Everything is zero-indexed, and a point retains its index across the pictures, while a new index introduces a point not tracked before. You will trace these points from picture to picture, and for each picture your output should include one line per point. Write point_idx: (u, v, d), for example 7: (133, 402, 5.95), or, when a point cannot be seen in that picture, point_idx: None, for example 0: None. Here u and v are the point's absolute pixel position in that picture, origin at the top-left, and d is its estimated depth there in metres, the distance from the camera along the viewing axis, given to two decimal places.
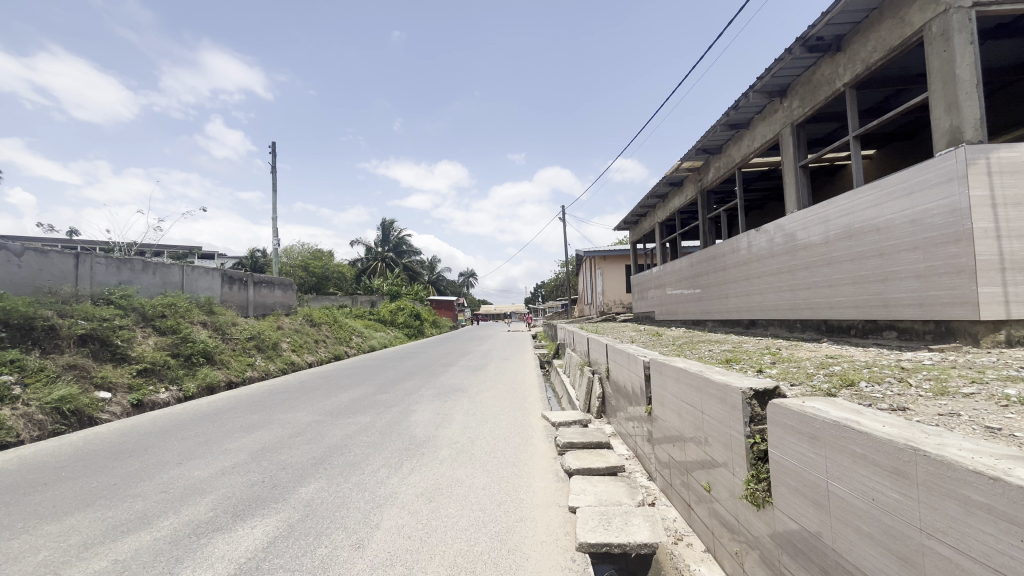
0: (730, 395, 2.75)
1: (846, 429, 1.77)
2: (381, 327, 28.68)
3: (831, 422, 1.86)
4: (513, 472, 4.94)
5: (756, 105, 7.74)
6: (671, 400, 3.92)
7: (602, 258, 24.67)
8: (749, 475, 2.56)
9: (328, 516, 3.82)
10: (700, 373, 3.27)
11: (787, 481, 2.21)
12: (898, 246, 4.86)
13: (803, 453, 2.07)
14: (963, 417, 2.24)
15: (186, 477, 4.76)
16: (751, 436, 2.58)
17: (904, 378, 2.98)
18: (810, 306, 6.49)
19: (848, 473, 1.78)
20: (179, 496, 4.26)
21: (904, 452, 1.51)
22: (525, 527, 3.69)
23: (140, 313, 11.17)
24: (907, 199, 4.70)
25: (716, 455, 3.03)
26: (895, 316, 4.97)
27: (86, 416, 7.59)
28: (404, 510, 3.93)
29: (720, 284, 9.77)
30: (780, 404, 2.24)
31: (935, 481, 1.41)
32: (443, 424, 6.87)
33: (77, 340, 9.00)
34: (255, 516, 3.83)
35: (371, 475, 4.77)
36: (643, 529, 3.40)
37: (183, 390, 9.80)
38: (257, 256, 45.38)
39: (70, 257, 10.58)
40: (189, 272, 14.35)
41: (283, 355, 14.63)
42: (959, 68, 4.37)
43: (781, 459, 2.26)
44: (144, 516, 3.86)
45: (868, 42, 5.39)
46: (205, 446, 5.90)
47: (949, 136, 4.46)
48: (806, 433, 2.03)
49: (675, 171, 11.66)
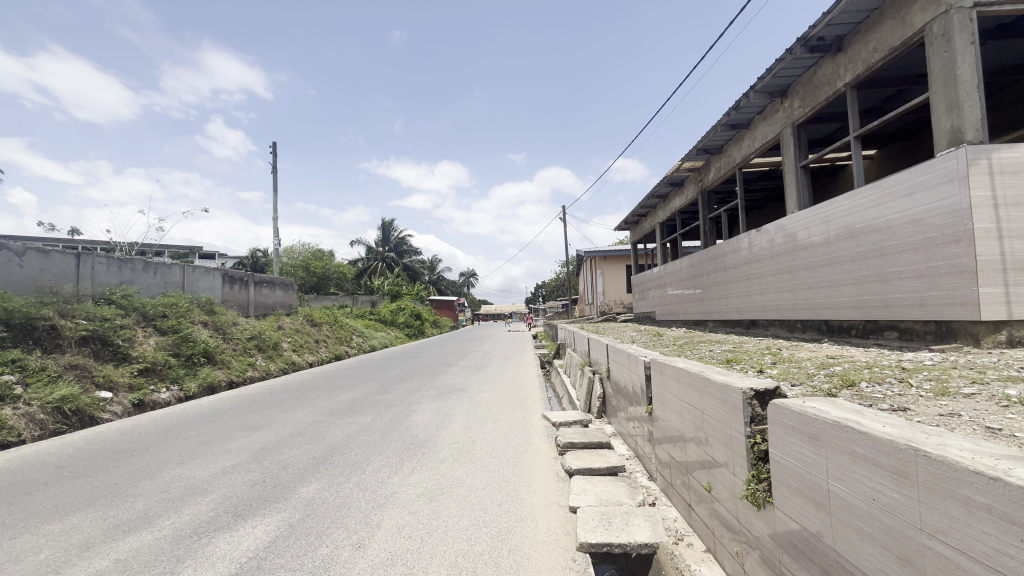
0: (730, 395, 2.75)
1: (847, 429, 1.78)
2: (382, 327, 28.70)
3: (831, 422, 1.86)
4: (513, 472, 4.94)
5: (757, 105, 7.75)
6: (671, 401, 3.93)
7: (603, 258, 24.68)
8: (750, 475, 2.57)
9: (329, 515, 3.82)
10: (700, 373, 3.28)
11: (787, 482, 2.22)
12: (898, 246, 4.86)
13: (803, 454, 2.08)
14: (964, 417, 2.24)
15: (187, 476, 4.77)
16: (751, 436, 2.58)
17: (905, 378, 2.99)
18: (811, 306, 6.50)
19: (848, 473, 1.79)
20: (180, 495, 4.26)
21: (905, 452, 1.52)
22: (526, 527, 3.69)
23: (141, 313, 11.19)
24: (908, 199, 4.70)
25: (716, 455, 3.04)
26: (896, 317, 4.97)
27: (87, 416, 7.59)
28: (404, 510, 3.93)
29: (721, 284, 9.77)
30: (780, 404, 2.25)
31: (935, 481, 1.42)
32: (444, 424, 6.88)
33: (79, 340, 9.02)
34: (256, 516, 3.83)
35: (372, 475, 4.77)
36: (644, 529, 3.40)
37: (184, 390, 9.80)
38: (257, 256, 45.41)
39: (71, 257, 10.60)
40: (190, 272, 14.36)
41: (283, 355, 14.64)
42: (960, 68, 4.37)
43: (782, 460, 2.26)
44: (145, 516, 3.87)
45: (869, 42, 5.39)
46: (206, 446, 5.91)
47: (950, 137, 4.46)
48: (807, 433, 2.03)
49: (676, 171, 11.68)
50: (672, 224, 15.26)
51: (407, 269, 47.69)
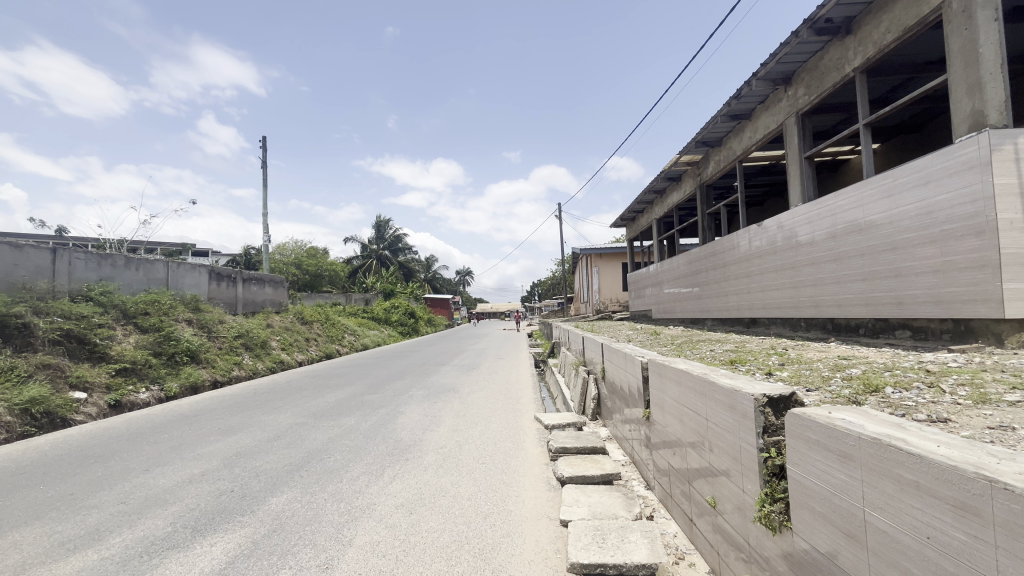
0: (740, 401, 2.45)
1: (889, 448, 1.47)
2: (374, 325, 28.37)
3: (868, 439, 1.56)
4: (501, 480, 4.62)
5: (759, 94, 7.42)
6: (671, 405, 3.61)
7: (599, 256, 24.32)
8: (763, 494, 2.24)
9: (297, 531, 3.49)
10: (705, 377, 2.95)
11: (810, 505, 1.90)
12: (911, 240, 4.57)
13: (832, 475, 1.75)
14: (1020, 432, 1.90)
15: (149, 486, 4.41)
16: (765, 450, 2.26)
17: (935, 383, 2.63)
18: (816, 304, 6.19)
19: (892, 502, 1.47)
20: (137, 507, 3.92)
21: (975, 483, 1.22)
22: (513, 544, 3.38)
23: (120, 310, 10.76)
24: (923, 190, 4.41)
25: (721, 467, 2.75)
26: (909, 315, 4.68)
27: (58, 418, 7.24)
28: (380, 525, 3.60)
29: (719, 282, 9.48)
30: (801, 415, 1.93)
31: (1020, 524, 1.11)
32: (431, 427, 6.55)
33: (53, 340, 8.59)
34: (218, 531, 3.49)
35: (350, 484, 4.44)
36: (641, 548, 3.09)
37: (165, 390, 9.46)
38: (251, 254, 44.81)
39: (47, 251, 10.17)
40: (174, 268, 13.95)
41: (272, 354, 14.26)
42: (983, 47, 4.04)
43: (803, 480, 1.95)
44: (95, 531, 3.52)
45: (881, 23, 5.06)
46: (177, 451, 5.56)
47: (971, 121, 4.13)
48: (835, 450, 1.72)
49: (673, 166, 11.38)
50: (668, 220, 14.92)
51: (401, 266, 47.33)
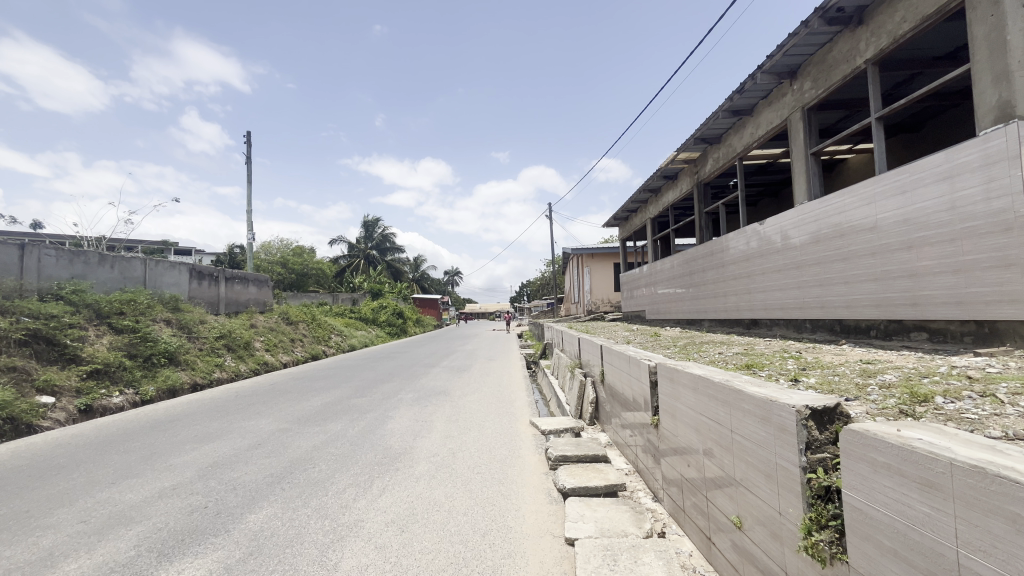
0: (776, 413, 2.18)
1: (1000, 481, 1.21)
2: (363, 325, 27.87)
3: (967, 466, 1.30)
4: (499, 492, 4.32)
5: (763, 88, 7.22)
6: (685, 413, 3.34)
7: (591, 256, 24.08)
8: (808, 520, 1.97)
9: (276, 554, 3.15)
10: (729, 384, 2.70)
11: (874, 537, 1.63)
12: (929, 238, 4.34)
13: (908, 505, 1.48)
14: None
15: (114, 502, 4.04)
16: (809, 469, 2.00)
17: (988, 392, 2.40)
18: (822, 304, 5.98)
19: (1004, 546, 1.21)
20: (98, 527, 3.55)
21: None
22: (514, 565, 3.09)
23: (93, 310, 10.25)
24: (943, 185, 4.18)
25: (748, 484, 2.48)
26: (925, 316, 4.48)
27: (23, 424, 6.79)
28: (368, 545, 3.29)
29: (717, 283, 9.26)
30: (863, 433, 1.67)
31: None
32: (422, 434, 6.23)
33: (19, 342, 8.10)
34: (187, 555, 3.15)
35: (336, 497, 4.11)
36: (657, 571, 2.82)
37: (140, 394, 9.00)
38: (235, 252, 43.97)
39: (14, 248, 9.67)
40: (152, 266, 13.43)
41: (255, 355, 13.79)
42: (1010, 34, 3.84)
43: (863, 507, 1.68)
44: (48, 556, 3.15)
45: (897, 12, 4.86)
46: (148, 461, 5.17)
47: (997, 113, 3.93)
48: (913, 477, 1.45)
49: (669, 165, 11.19)
50: (661, 219, 14.72)
51: (389, 266, 46.76)
